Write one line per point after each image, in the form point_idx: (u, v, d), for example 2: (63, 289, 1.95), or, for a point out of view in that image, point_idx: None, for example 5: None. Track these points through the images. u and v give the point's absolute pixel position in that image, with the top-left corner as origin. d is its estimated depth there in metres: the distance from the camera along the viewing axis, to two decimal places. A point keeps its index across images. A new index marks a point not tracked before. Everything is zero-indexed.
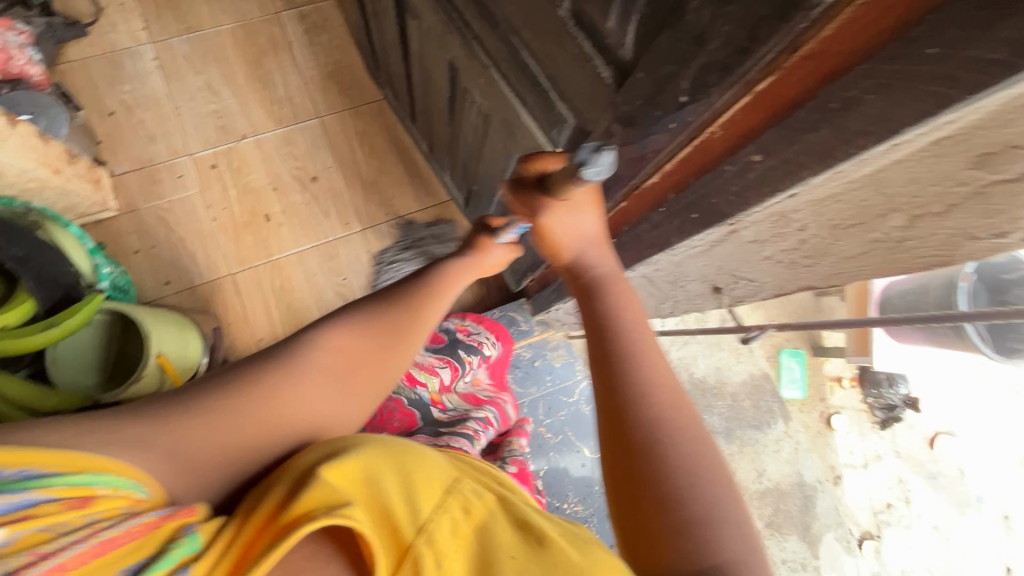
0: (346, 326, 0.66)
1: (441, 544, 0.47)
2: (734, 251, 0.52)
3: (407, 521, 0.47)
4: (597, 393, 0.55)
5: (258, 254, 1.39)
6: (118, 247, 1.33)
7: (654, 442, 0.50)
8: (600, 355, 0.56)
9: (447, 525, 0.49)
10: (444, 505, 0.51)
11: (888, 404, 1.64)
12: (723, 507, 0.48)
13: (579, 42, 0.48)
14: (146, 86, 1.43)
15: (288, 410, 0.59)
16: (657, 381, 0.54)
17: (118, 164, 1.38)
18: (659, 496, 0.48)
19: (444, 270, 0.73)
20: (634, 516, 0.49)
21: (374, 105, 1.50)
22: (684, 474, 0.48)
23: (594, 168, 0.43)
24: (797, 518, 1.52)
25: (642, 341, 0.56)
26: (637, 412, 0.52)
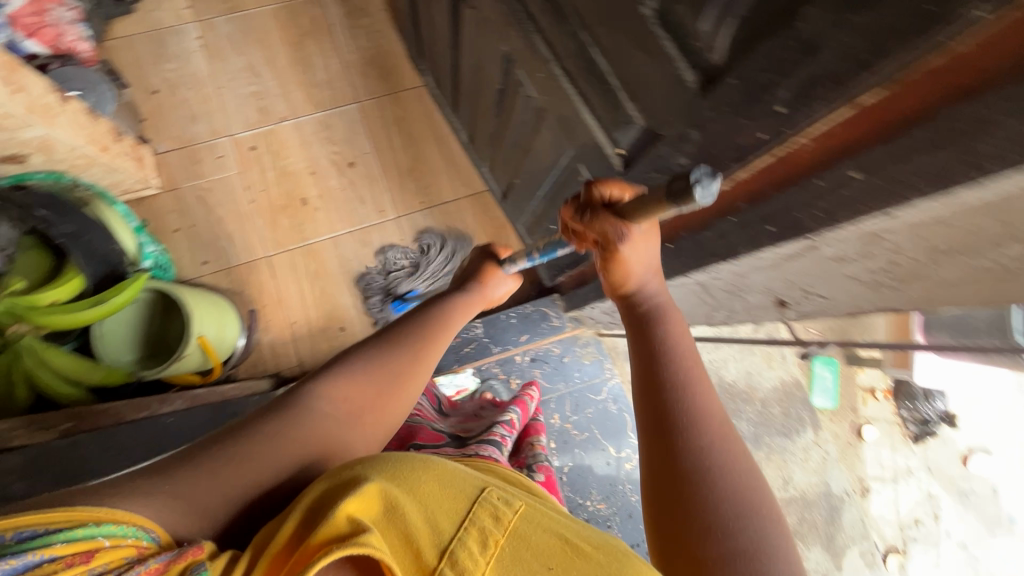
0: (347, 370, 0.66)
1: (467, 563, 0.45)
2: (810, 267, 0.49)
3: (428, 544, 0.45)
4: (643, 415, 0.54)
5: (294, 238, 1.39)
6: (159, 225, 1.35)
7: (705, 468, 0.49)
8: (649, 379, 0.55)
9: (473, 540, 0.47)
10: (470, 517, 0.48)
11: (924, 418, 1.60)
12: (773, 540, 0.46)
13: (662, 42, 0.46)
14: (189, 65, 1.44)
15: (298, 444, 0.57)
16: (708, 406, 0.53)
17: (160, 142, 1.39)
18: (709, 525, 0.47)
19: (444, 311, 0.75)
20: (680, 543, 0.47)
21: (413, 91, 1.49)
22: (734, 502, 0.47)
23: (703, 192, 0.37)
24: (822, 528, 1.50)
25: (691, 365, 0.55)
26: (689, 437, 0.51)
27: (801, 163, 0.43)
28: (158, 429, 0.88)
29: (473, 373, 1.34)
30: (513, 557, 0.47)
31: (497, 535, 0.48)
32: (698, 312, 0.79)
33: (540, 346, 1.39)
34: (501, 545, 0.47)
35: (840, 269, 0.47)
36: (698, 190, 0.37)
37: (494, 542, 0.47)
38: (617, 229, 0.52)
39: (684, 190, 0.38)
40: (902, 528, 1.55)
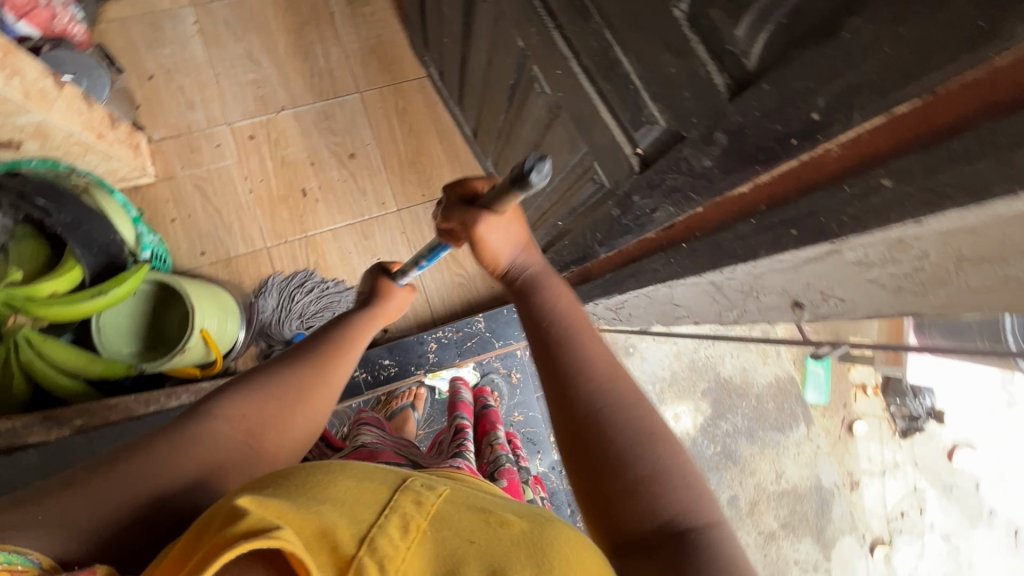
0: (248, 390, 0.62)
1: (388, 551, 0.38)
2: (832, 271, 0.50)
3: (347, 536, 0.39)
4: (542, 381, 0.55)
5: (294, 229, 1.38)
6: (156, 214, 1.33)
7: (594, 415, 0.50)
8: (542, 344, 0.57)
9: (394, 526, 0.40)
10: (390, 505, 0.42)
11: (913, 415, 1.48)
12: (676, 464, 0.48)
13: (693, 45, 0.46)
14: (186, 50, 1.40)
15: (191, 466, 0.54)
16: (596, 355, 0.55)
17: (156, 129, 1.36)
18: (611, 461, 0.48)
19: (349, 324, 0.74)
20: (587, 488, 0.49)
21: (415, 82, 1.47)
22: (631, 436, 0.49)
23: (540, 175, 0.45)
24: (813, 520, 1.58)
25: (578, 324, 0.57)
26: (579, 389, 0.52)
27: (828, 168, 0.44)
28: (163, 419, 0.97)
29: (475, 368, 1.35)
30: (438, 539, 0.41)
31: (420, 520, 0.42)
32: (708, 311, 0.80)
33: None
34: (423, 528, 0.41)
35: (862, 274, 0.47)
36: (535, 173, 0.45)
37: (417, 526, 0.41)
38: (473, 214, 0.56)
39: (523, 179, 0.46)
40: (889, 520, 1.62)
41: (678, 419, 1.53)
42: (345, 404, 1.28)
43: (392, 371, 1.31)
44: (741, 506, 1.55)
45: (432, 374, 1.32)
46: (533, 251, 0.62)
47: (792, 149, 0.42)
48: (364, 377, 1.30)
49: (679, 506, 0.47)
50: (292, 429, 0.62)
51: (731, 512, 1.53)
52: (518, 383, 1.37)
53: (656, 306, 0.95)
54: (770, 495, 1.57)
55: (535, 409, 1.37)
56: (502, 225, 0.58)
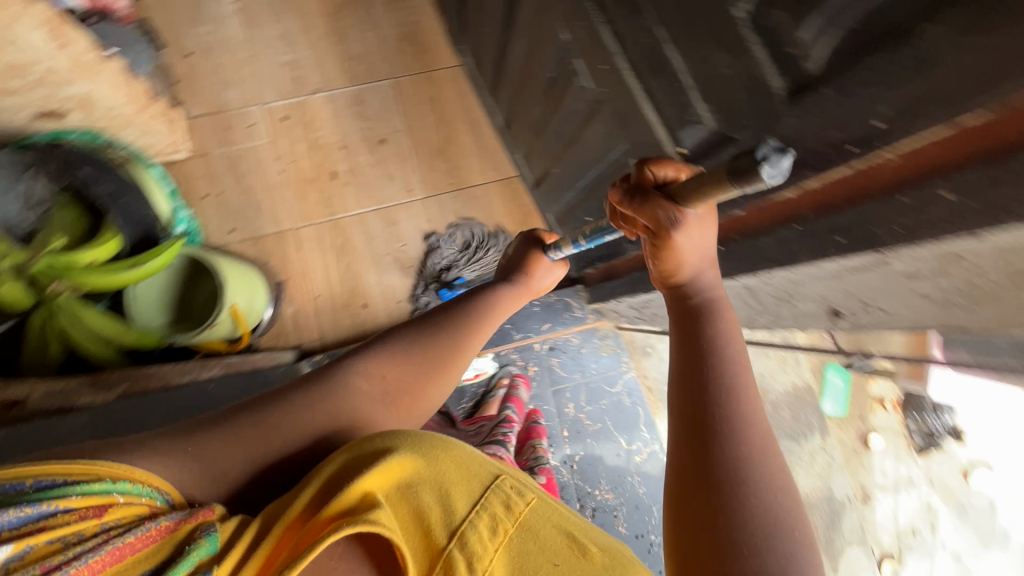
0: (390, 352, 0.69)
1: (476, 547, 0.51)
2: (876, 280, 0.50)
3: (438, 524, 0.52)
4: (688, 417, 0.53)
5: (321, 211, 1.39)
6: (188, 190, 1.35)
7: (738, 482, 0.48)
8: (696, 379, 0.54)
9: (484, 525, 0.53)
10: (484, 503, 0.55)
11: (930, 431, 1.60)
12: (801, 565, 0.46)
13: (751, 46, 0.46)
14: (224, 29, 1.42)
15: (335, 419, 0.63)
16: (753, 420, 0.52)
17: (192, 106, 1.38)
18: (734, 540, 0.46)
19: (487, 295, 0.77)
20: (699, 556, 0.48)
21: (448, 71, 1.47)
22: (769, 520, 0.47)
23: (773, 169, 0.38)
24: (822, 531, 1.54)
25: (743, 377, 0.54)
26: (729, 447, 0.50)
27: (882, 177, 0.44)
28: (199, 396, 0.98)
29: (493, 358, 1.36)
30: (522, 546, 0.53)
31: (507, 524, 0.54)
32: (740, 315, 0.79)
33: (560, 335, 1.40)
34: (509, 533, 0.54)
35: (910, 285, 0.47)
36: (767, 165, 0.38)
37: (503, 531, 0.54)
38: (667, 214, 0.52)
39: (747, 170, 0.40)
40: (900, 536, 1.57)
41: None
42: None
43: None
44: None
45: None
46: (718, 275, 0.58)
47: (846, 155, 0.43)
48: None
49: None
50: (420, 398, 0.69)
51: None
52: (534, 376, 1.38)
53: None
54: None
55: (550, 402, 1.37)
56: (700, 232, 0.54)
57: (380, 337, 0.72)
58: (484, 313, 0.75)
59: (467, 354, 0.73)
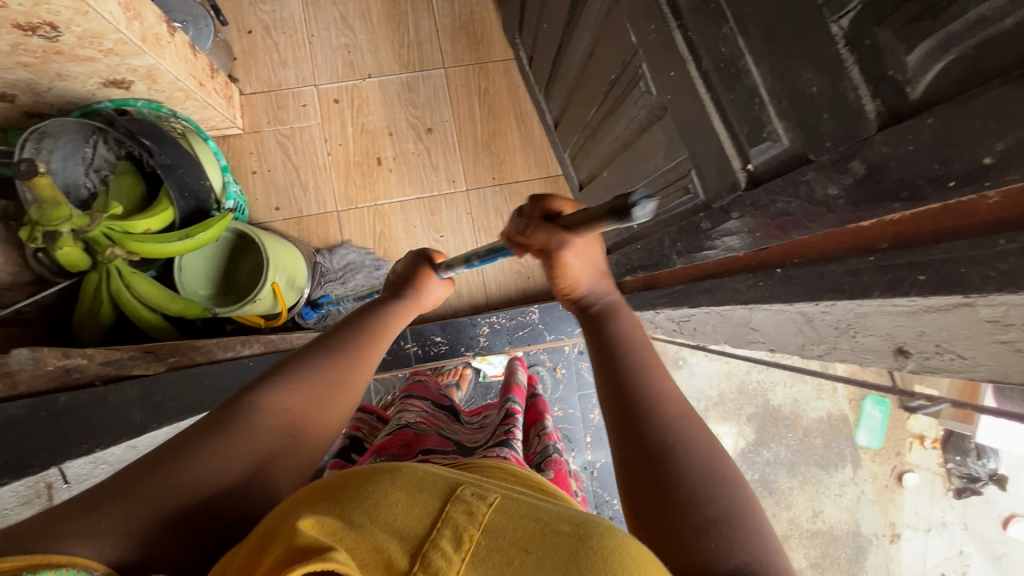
0: (285, 377, 0.59)
1: (441, 566, 0.36)
2: (954, 324, 0.46)
3: (399, 552, 0.37)
4: (608, 408, 0.55)
5: (365, 196, 1.40)
6: (239, 165, 1.38)
7: (665, 444, 0.49)
8: (608, 372, 0.57)
9: (449, 541, 0.38)
10: (445, 516, 0.40)
11: (971, 474, 1.48)
12: (744, 510, 0.46)
13: (846, 67, 0.43)
14: (285, 9, 1.43)
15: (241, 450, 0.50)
16: (668, 393, 0.54)
17: (248, 83, 1.40)
18: (675, 496, 0.46)
19: (378, 311, 0.74)
20: (649, 527, 0.46)
21: (501, 64, 1.46)
22: (700, 474, 0.47)
23: (642, 212, 0.46)
24: (844, 565, 1.49)
25: (650, 361, 0.58)
26: (651, 418, 0.52)
27: (978, 217, 0.41)
28: (240, 369, 1.01)
29: (523, 357, 1.35)
30: (492, 548, 0.38)
31: (472, 530, 0.39)
32: (790, 343, 0.75)
33: None
34: (477, 541, 0.38)
35: (992, 333, 0.43)
36: (637, 209, 0.45)
37: (469, 537, 0.38)
38: (557, 237, 0.61)
39: (627, 210, 0.46)
40: None
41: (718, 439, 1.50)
42: (392, 373, 1.31)
43: (442, 349, 1.33)
44: None
45: (480, 357, 1.33)
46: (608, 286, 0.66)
47: (944, 192, 0.39)
48: (415, 350, 1.32)
49: (750, 554, 0.43)
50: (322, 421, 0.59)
51: None
52: (562, 378, 1.37)
53: (727, 326, 0.91)
54: (801, 533, 1.49)
55: (575, 406, 1.37)
56: (581, 250, 0.63)
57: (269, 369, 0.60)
58: (378, 325, 0.72)
59: (368, 360, 0.67)
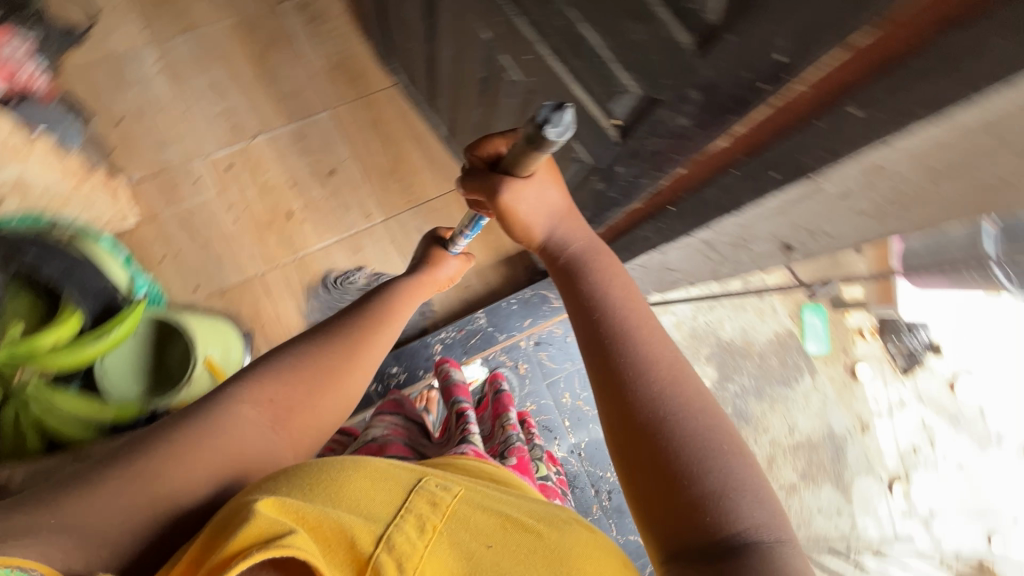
0: (270, 372, 0.68)
1: (405, 548, 0.47)
2: (817, 208, 0.53)
3: (364, 536, 0.46)
4: (600, 380, 0.59)
5: (284, 252, 1.38)
6: (143, 256, 1.32)
7: (659, 419, 0.54)
8: (594, 343, 0.61)
9: (411, 526, 0.48)
10: (408, 506, 0.50)
11: (910, 351, 1.68)
12: (738, 475, 0.51)
13: (654, 9, 0.48)
14: (151, 89, 1.40)
15: (222, 456, 0.60)
16: (656, 360, 0.58)
17: (132, 171, 1.36)
18: (675, 472, 0.51)
19: (384, 297, 0.78)
20: (654, 497, 0.52)
21: (384, 92, 1.48)
22: (696, 445, 0.52)
23: (555, 127, 0.45)
24: (830, 468, 1.58)
25: (633, 326, 0.61)
26: (643, 391, 0.56)
27: (798, 111, 0.46)
28: None
29: (482, 364, 1.36)
30: (451, 538, 0.49)
31: (434, 521, 0.50)
32: (703, 270, 0.83)
33: (543, 329, 1.40)
34: (438, 529, 0.50)
35: (846, 204, 0.49)
36: (550, 121, 0.46)
37: (433, 526, 0.49)
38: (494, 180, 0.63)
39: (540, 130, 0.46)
40: (903, 457, 1.64)
41: None
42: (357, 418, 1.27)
43: (401, 378, 1.31)
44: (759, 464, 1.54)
45: None
46: (575, 225, 0.70)
47: (761, 94, 0.45)
48: (374, 388, 1.30)
49: (748, 519, 0.49)
50: (310, 413, 0.68)
51: None
52: (527, 373, 1.38)
53: (651, 275, 0.96)
54: (784, 450, 1.56)
55: (546, 396, 1.38)
56: (539, 188, 0.66)
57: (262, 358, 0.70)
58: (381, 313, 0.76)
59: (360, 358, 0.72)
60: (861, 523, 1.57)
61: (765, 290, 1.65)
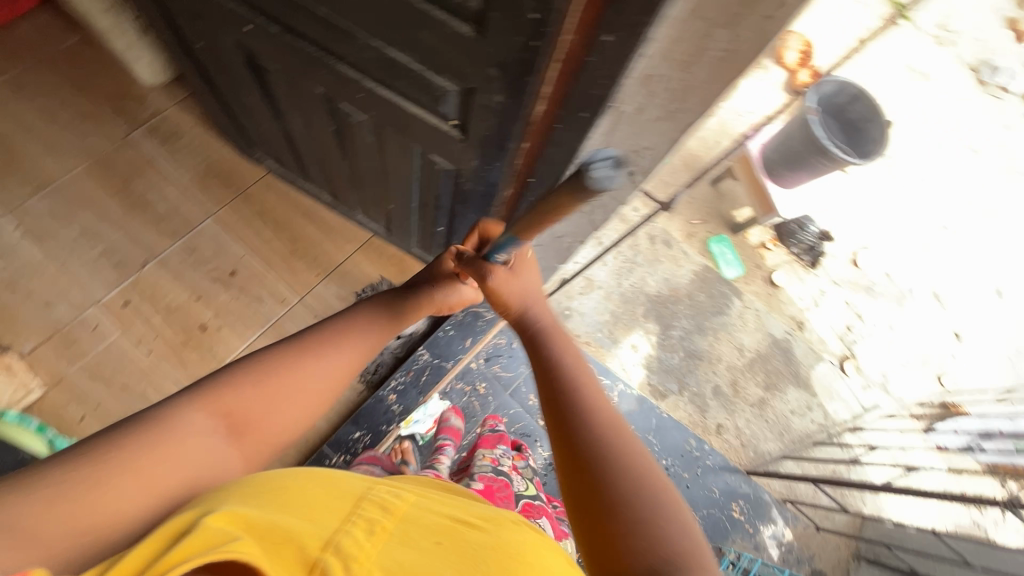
0: (237, 382, 0.65)
1: (352, 548, 0.49)
2: (629, 129, 0.62)
3: (311, 539, 0.49)
4: (553, 418, 0.64)
5: (209, 365, 1.34)
6: (61, 422, 1.24)
7: (604, 454, 0.58)
8: (544, 387, 0.67)
9: (360, 530, 0.52)
10: (356, 514, 0.54)
11: (809, 246, 1.85)
12: (666, 508, 0.55)
13: (434, 16, 0.58)
14: (19, 256, 1.35)
15: (173, 465, 0.58)
16: (604, 405, 0.64)
17: (23, 343, 1.29)
18: (612, 502, 0.55)
19: (346, 320, 0.76)
20: (592, 524, 0.55)
21: (260, 182, 1.52)
22: (636, 484, 0.56)
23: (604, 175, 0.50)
24: (786, 371, 1.70)
25: (585, 377, 0.67)
26: (591, 429, 0.61)
27: (575, 56, 0.54)
28: None
29: (442, 398, 1.37)
30: (400, 535, 0.53)
31: (382, 523, 0.53)
32: (583, 226, 0.87)
33: (487, 344, 1.43)
34: (386, 529, 0.53)
35: (644, 116, 0.59)
36: (598, 172, 0.50)
37: (381, 527, 0.53)
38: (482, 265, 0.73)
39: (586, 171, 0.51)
40: (842, 338, 1.79)
41: (636, 348, 1.61)
42: None
43: (367, 440, 1.29)
44: (726, 392, 1.62)
45: (405, 423, 1.31)
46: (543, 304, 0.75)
47: (538, 51, 0.54)
48: (341, 459, 1.27)
49: (676, 546, 0.52)
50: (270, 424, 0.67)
51: (720, 402, 1.60)
52: (488, 391, 1.40)
53: (550, 249, 1.00)
54: (742, 370, 1.66)
55: (514, 405, 1.40)
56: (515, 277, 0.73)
57: (231, 363, 0.68)
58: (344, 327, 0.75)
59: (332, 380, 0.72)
60: (833, 409, 1.69)
61: (671, 239, 1.78)
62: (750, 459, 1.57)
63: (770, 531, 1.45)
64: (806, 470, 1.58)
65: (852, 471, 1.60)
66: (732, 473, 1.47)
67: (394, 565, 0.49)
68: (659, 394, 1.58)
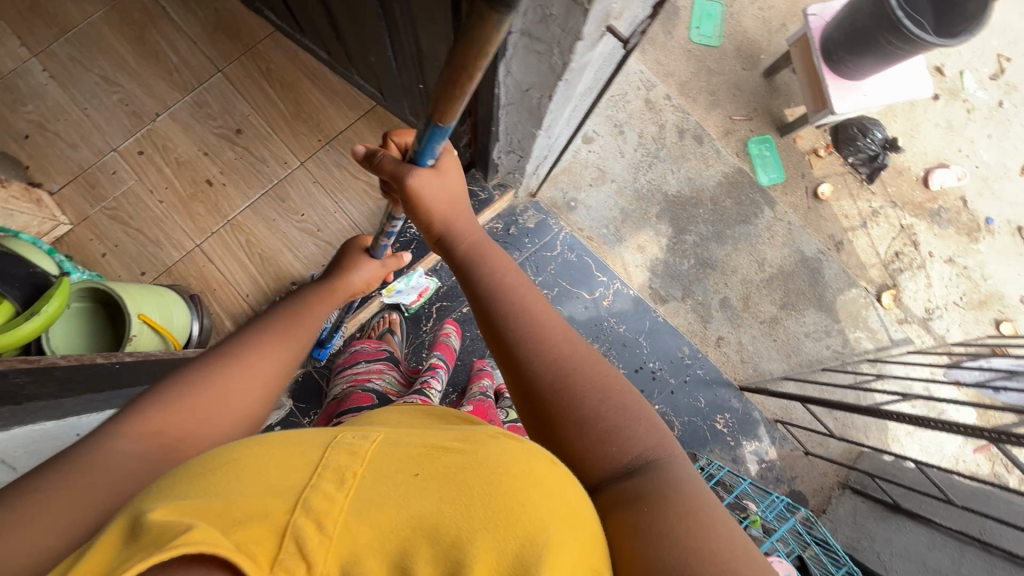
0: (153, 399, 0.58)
1: (324, 505, 0.37)
2: None
3: (279, 507, 0.37)
4: (502, 359, 0.60)
5: (215, 220, 1.40)
6: (85, 256, 1.36)
7: (555, 382, 0.56)
8: (496, 330, 0.61)
9: (329, 481, 0.39)
10: (324, 462, 0.41)
11: (869, 156, 1.61)
12: (632, 411, 0.54)
13: None
14: (47, 98, 1.42)
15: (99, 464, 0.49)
16: (547, 328, 0.60)
17: (52, 181, 1.38)
18: (576, 420, 0.53)
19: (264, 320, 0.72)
20: (562, 447, 0.54)
21: (267, 40, 1.48)
22: (595, 397, 0.54)
23: None
24: (809, 292, 1.55)
25: (527, 301, 0.62)
26: (534, 365, 0.58)
27: None
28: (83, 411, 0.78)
29: (427, 272, 1.36)
30: (373, 481, 0.40)
31: (354, 468, 0.41)
32: (546, 73, 0.76)
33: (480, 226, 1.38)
34: (359, 474, 0.41)
35: None
36: None
37: (353, 474, 0.40)
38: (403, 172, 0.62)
39: None
40: (886, 265, 1.59)
41: (642, 249, 1.51)
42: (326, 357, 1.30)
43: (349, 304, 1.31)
44: (735, 305, 1.52)
45: (387, 292, 1.32)
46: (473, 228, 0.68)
47: None
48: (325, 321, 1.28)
49: (647, 443, 0.52)
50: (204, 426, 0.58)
51: (726, 314, 1.51)
52: None
53: (523, 109, 0.90)
54: (758, 285, 1.53)
55: None
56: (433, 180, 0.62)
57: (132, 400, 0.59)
58: (286, 327, 0.72)
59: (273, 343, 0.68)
60: (854, 336, 1.55)
61: (704, 133, 1.59)
62: (747, 375, 1.48)
63: (753, 446, 1.40)
64: (807, 392, 1.47)
65: (862, 397, 1.49)
66: (724, 387, 1.41)
67: (372, 512, 0.38)
68: (660, 298, 1.49)
